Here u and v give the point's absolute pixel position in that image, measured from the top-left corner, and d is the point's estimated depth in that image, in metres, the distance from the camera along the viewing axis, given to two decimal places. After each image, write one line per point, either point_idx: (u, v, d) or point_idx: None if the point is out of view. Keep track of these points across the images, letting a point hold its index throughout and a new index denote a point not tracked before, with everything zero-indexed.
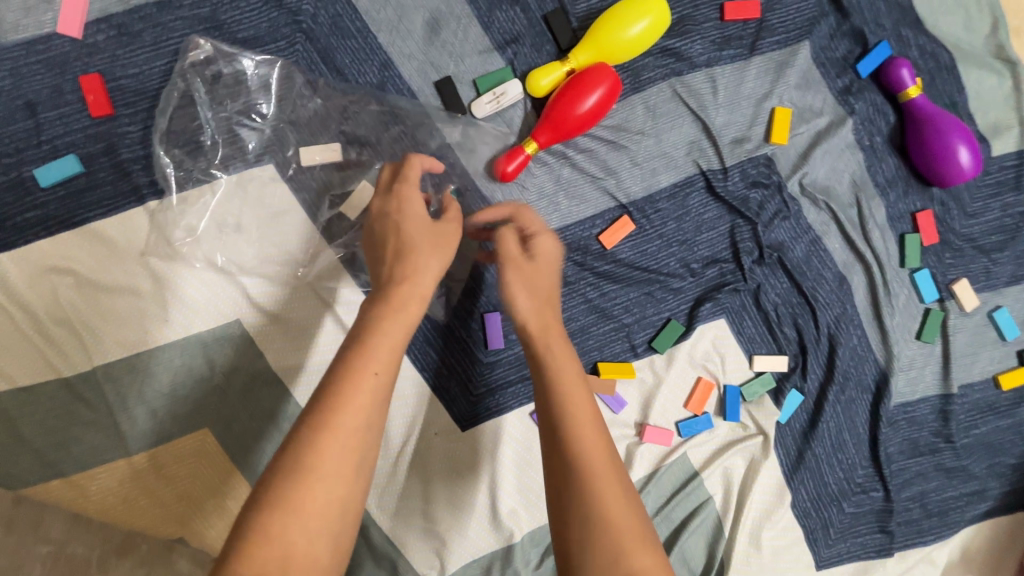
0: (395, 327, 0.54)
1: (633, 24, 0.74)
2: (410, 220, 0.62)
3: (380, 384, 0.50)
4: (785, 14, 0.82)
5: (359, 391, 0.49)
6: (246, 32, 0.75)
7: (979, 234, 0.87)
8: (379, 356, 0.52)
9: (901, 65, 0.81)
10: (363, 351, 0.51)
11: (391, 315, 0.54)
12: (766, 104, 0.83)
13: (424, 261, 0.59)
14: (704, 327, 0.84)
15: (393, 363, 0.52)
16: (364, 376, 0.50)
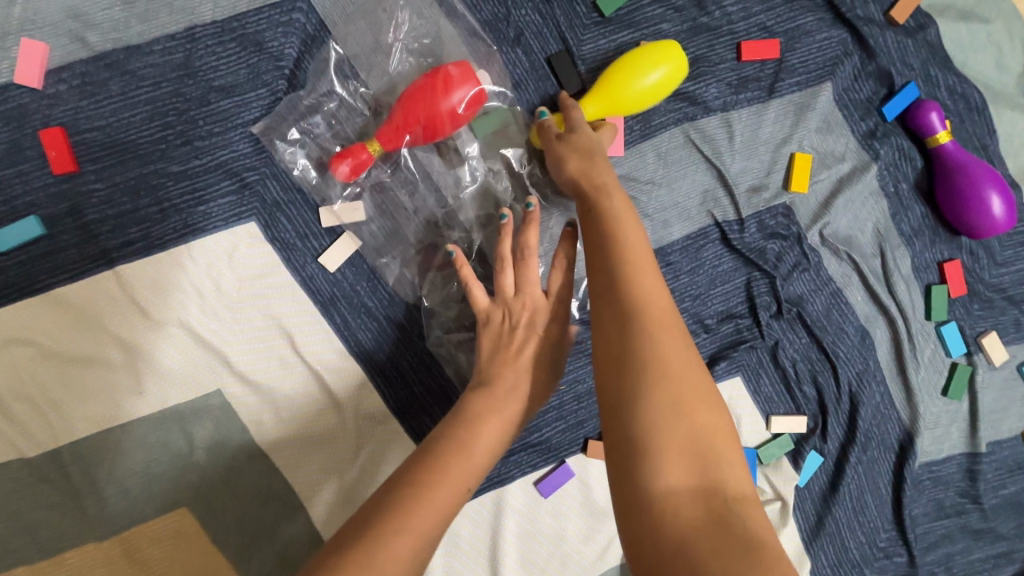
0: (496, 425, 0.57)
1: (648, 74, 0.69)
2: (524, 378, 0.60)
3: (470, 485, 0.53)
4: (806, 53, 0.76)
5: (456, 473, 0.52)
6: (222, 79, 0.69)
7: (1009, 285, 0.82)
8: (438, 496, 0.50)
9: (930, 109, 0.75)
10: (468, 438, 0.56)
11: (490, 414, 0.58)
12: (785, 149, 0.77)
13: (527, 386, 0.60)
14: (718, 387, 0.79)
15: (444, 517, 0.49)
16: (424, 509, 0.49)
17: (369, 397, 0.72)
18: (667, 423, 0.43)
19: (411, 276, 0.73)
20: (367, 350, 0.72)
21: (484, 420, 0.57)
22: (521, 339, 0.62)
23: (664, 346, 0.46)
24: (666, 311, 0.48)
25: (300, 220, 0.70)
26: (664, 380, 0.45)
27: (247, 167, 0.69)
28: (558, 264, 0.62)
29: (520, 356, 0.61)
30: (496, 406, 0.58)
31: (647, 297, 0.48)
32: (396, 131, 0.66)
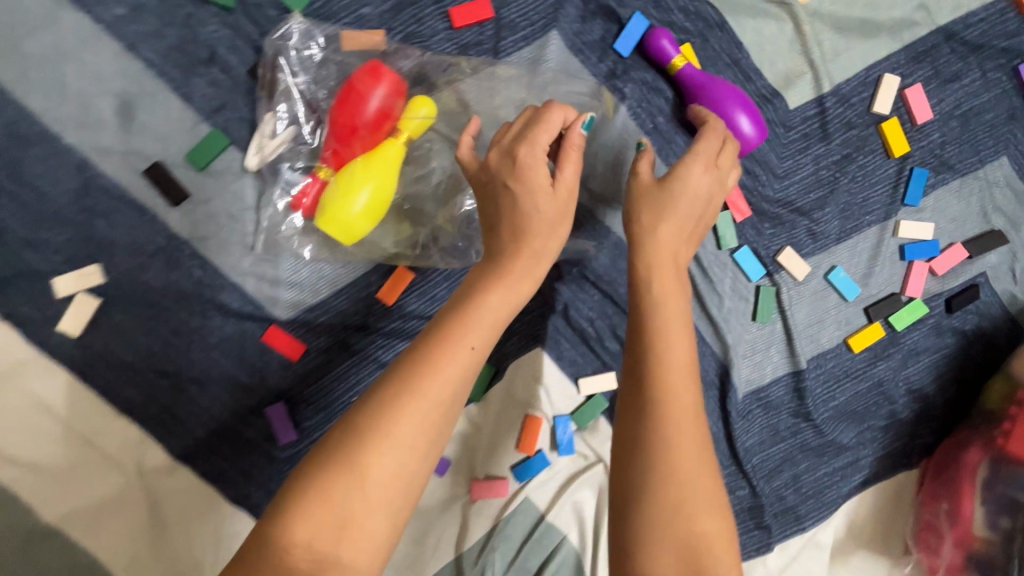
0: (503, 299, 0.54)
1: (357, 196, 0.65)
2: (535, 197, 0.57)
3: (473, 360, 0.50)
4: (522, 6, 0.73)
5: (453, 360, 0.49)
6: None
7: (795, 196, 0.80)
8: (472, 332, 0.51)
9: (660, 35, 0.73)
10: (465, 322, 0.51)
11: (502, 288, 0.54)
12: (528, 108, 0.74)
13: (547, 246, 0.57)
14: (514, 364, 0.79)
15: (486, 342, 0.52)
16: (462, 350, 0.50)
17: (153, 450, 0.71)
18: (671, 507, 0.49)
19: (167, 321, 0.71)
20: (140, 407, 0.71)
21: (492, 293, 0.54)
22: (522, 219, 0.56)
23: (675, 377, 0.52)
24: (685, 399, 0.51)
25: (31, 291, 0.68)
26: (672, 416, 0.50)
27: None
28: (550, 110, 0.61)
29: (527, 238, 0.56)
30: (505, 281, 0.55)
31: (673, 345, 0.53)
32: (346, 148, 0.68)
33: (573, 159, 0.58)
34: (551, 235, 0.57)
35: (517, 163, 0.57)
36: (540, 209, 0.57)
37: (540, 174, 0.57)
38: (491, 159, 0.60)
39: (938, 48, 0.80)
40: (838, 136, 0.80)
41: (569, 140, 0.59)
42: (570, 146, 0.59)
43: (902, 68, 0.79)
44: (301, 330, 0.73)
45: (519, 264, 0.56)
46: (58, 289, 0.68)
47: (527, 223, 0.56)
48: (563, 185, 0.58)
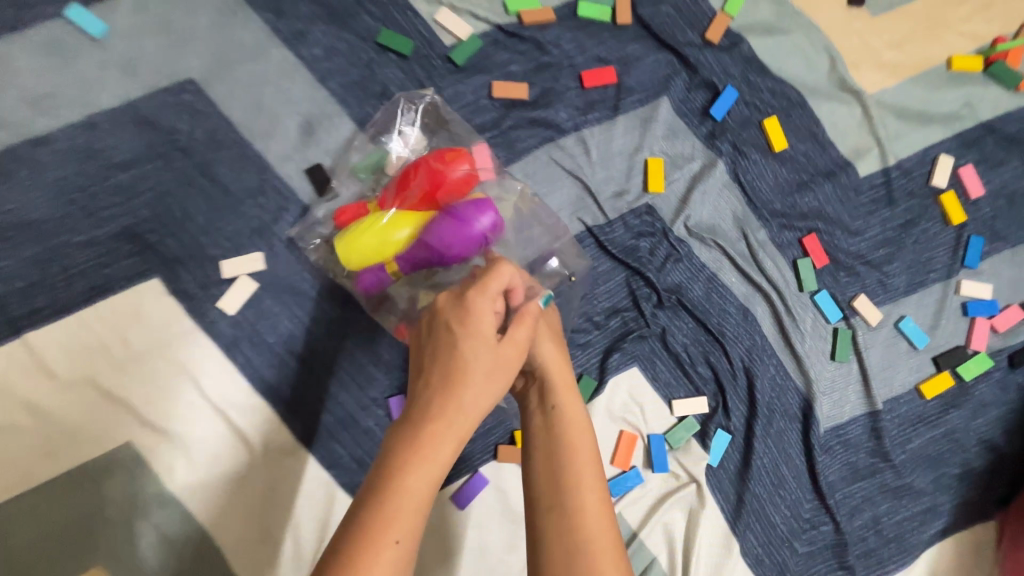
0: (430, 472, 0.47)
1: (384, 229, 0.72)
2: (476, 345, 0.51)
3: (397, 558, 0.43)
4: (640, 75, 0.88)
5: (373, 570, 0.42)
6: (121, 156, 0.77)
7: (867, 250, 0.90)
8: (400, 522, 0.44)
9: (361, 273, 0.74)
10: (391, 511, 0.44)
11: (421, 462, 0.47)
12: (639, 156, 0.87)
13: (479, 401, 0.50)
14: (617, 379, 0.84)
15: (418, 524, 0.45)
16: (384, 547, 0.43)
17: (276, 430, 0.76)
18: None
19: (310, 310, 0.79)
20: (272, 388, 0.76)
21: (417, 474, 0.46)
22: (454, 366, 0.51)
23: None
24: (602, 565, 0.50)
25: (199, 271, 0.77)
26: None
27: (147, 230, 0.76)
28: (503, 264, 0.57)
29: (455, 387, 0.50)
30: (425, 450, 0.47)
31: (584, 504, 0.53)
32: (397, 198, 0.74)
33: (529, 322, 0.55)
34: (480, 383, 0.51)
35: (464, 304, 0.53)
36: (478, 355, 0.51)
37: (486, 322, 0.53)
38: (441, 298, 0.55)
39: (984, 138, 0.94)
40: (902, 203, 0.91)
41: (523, 312, 0.55)
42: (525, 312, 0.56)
43: (954, 152, 0.93)
44: None
45: (439, 426, 0.48)
46: (223, 269, 0.77)
47: (463, 367, 0.51)
48: (508, 346, 0.53)
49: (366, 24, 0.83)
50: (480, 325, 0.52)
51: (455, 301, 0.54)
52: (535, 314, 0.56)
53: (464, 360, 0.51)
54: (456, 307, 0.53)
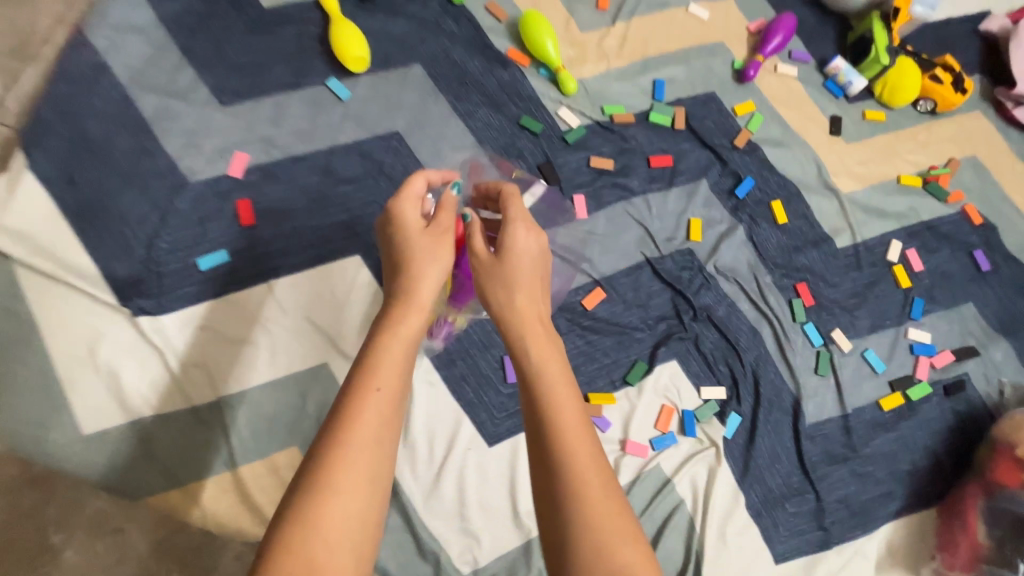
0: (403, 339, 0.71)
1: None
2: (413, 239, 0.81)
3: (380, 398, 0.66)
4: (688, 162, 1.29)
5: (366, 406, 0.65)
6: (347, 174, 1.16)
7: (842, 299, 1.27)
8: (380, 378, 0.68)
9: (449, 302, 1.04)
10: (371, 374, 0.68)
11: (403, 332, 0.72)
12: (685, 216, 1.26)
13: (426, 271, 0.78)
14: (662, 366, 1.16)
15: (392, 377, 0.68)
16: (369, 393, 0.66)
17: (425, 367, 1.07)
18: (570, 459, 0.63)
19: None
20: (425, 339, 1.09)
21: (392, 347, 0.71)
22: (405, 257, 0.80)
23: (565, 407, 0.67)
24: (560, 396, 0.68)
25: None
26: (554, 409, 0.67)
27: (357, 223, 1.13)
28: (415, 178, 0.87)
29: (408, 277, 0.77)
30: (399, 321, 0.73)
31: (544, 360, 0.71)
32: None
33: (447, 208, 0.86)
34: (428, 262, 0.79)
35: (393, 213, 0.84)
36: (418, 247, 0.80)
37: (410, 215, 0.83)
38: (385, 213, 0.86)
39: (924, 232, 1.33)
40: (867, 269, 1.29)
41: (443, 202, 0.86)
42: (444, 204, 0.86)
43: (903, 239, 1.32)
44: None
45: (410, 308, 0.74)
46: None
47: (412, 257, 0.79)
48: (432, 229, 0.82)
49: (512, 110, 1.25)
50: (398, 207, 0.84)
51: (387, 216, 0.85)
52: (452, 204, 0.86)
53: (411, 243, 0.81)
54: (391, 216, 0.85)
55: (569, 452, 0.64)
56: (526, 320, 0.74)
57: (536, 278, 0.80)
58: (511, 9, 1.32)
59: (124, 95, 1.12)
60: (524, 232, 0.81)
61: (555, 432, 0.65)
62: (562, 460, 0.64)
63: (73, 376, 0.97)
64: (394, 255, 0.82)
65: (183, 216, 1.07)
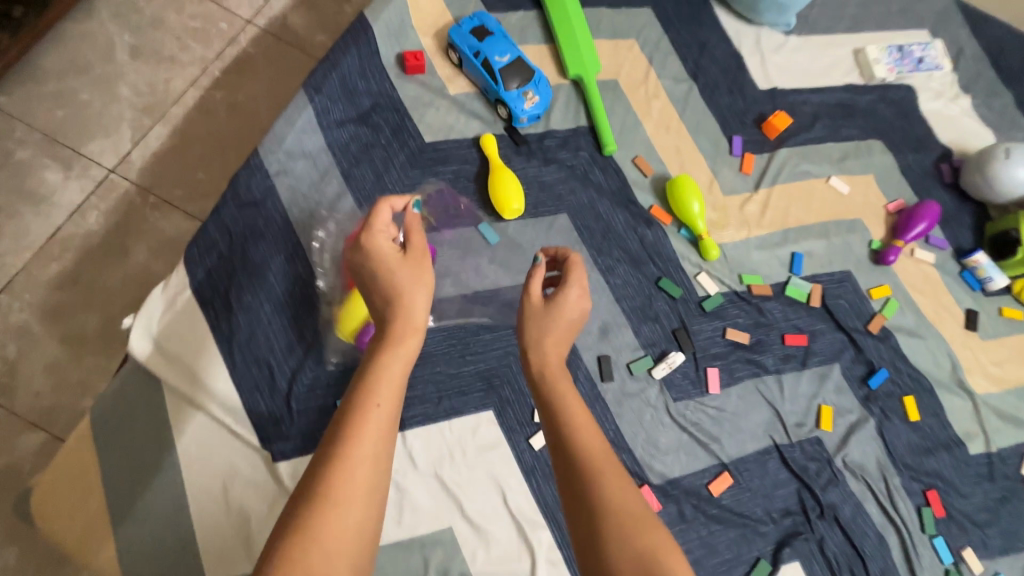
0: (396, 364, 0.75)
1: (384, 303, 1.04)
2: (393, 270, 0.82)
3: (379, 415, 0.70)
4: (823, 344, 1.26)
5: (367, 421, 0.69)
6: (488, 322, 1.16)
7: (973, 512, 1.21)
8: (379, 395, 0.71)
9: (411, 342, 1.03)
10: (373, 389, 0.72)
11: (393, 364, 0.74)
12: (815, 401, 1.23)
13: (418, 303, 0.80)
14: (785, 568, 1.11)
15: (391, 400, 0.72)
16: (369, 408, 0.69)
17: (550, 544, 1.04)
18: (602, 483, 0.66)
19: None
20: (553, 510, 1.06)
21: (391, 366, 0.74)
22: (395, 293, 0.81)
23: (592, 445, 0.69)
24: (583, 419, 0.72)
25: (521, 412, 1.11)
26: (574, 433, 0.70)
27: (494, 376, 1.12)
28: (380, 207, 0.87)
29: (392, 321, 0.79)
30: (399, 351, 0.76)
31: (567, 401, 0.73)
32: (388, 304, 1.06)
33: (417, 232, 0.87)
34: (413, 296, 0.80)
35: (365, 245, 0.84)
36: (401, 278, 0.80)
37: (381, 246, 0.84)
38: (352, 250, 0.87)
39: None
40: (999, 481, 1.23)
41: (411, 232, 0.87)
42: (415, 233, 0.87)
43: None
44: (661, 494, 1.11)
45: (404, 344, 0.76)
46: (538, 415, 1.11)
47: (391, 295, 0.80)
48: (409, 258, 0.83)
49: (652, 270, 1.25)
50: (371, 246, 0.83)
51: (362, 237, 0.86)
52: (417, 229, 0.88)
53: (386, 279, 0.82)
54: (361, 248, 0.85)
55: (599, 481, 0.66)
56: (553, 374, 0.77)
57: (562, 352, 0.80)
58: (657, 164, 1.32)
59: (286, 221, 1.13)
60: (575, 293, 0.81)
61: (568, 424, 0.71)
62: (591, 481, 0.66)
63: (206, 515, 0.95)
64: (372, 288, 0.83)
65: (328, 352, 1.07)
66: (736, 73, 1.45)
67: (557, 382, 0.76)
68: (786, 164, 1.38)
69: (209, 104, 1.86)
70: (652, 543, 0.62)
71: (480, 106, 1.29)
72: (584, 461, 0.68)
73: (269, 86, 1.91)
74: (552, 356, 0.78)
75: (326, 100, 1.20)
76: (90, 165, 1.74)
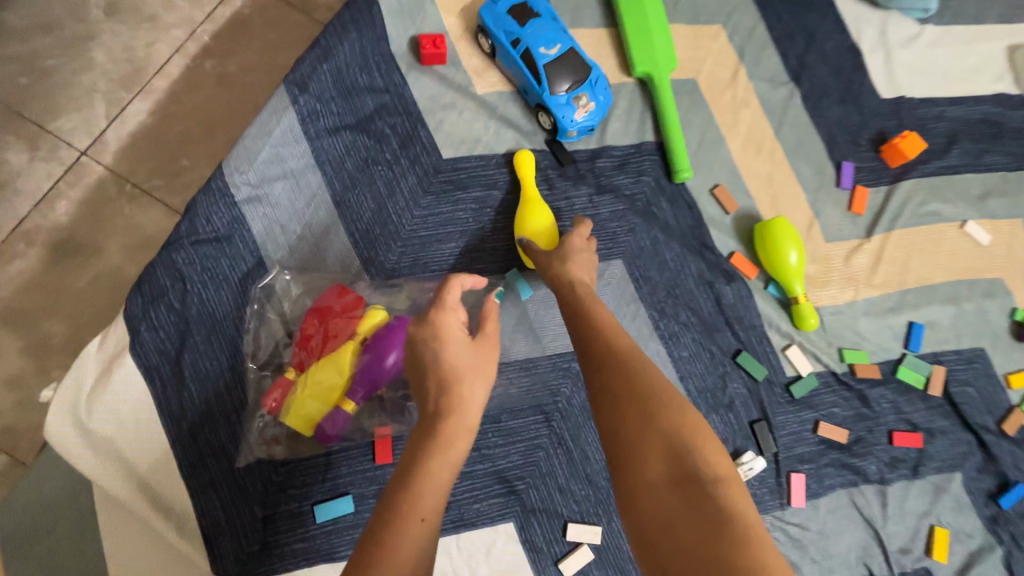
0: (452, 457, 0.57)
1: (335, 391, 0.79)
2: (450, 351, 0.63)
3: (424, 531, 0.52)
4: (943, 445, 0.98)
5: (415, 511, 0.53)
6: (512, 403, 0.89)
7: None
8: (426, 500, 0.54)
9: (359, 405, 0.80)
10: (416, 495, 0.54)
11: (439, 453, 0.56)
12: (926, 520, 0.95)
13: (474, 396, 0.61)
14: None
15: (436, 508, 0.54)
16: (412, 523, 0.52)
17: None
18: (669, 448, 0.55)
19: None
20: None
21: (438, 469, 0.55)
22: (447, 374, 0.62)
23: (654, 376, 0.61)
24: (652, 375, 0.62)
25: (549, 527, 0.86)
26: (639, 395, 0.59)
27: (517, 476, 0.87)
28: (453, 283, 0.68)
29: (449, 394, 0.61)
30: (445, 444, 0.57)
31: (621, 340, 0.66)
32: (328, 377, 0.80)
33: (494, 318, 0.68)
34: (474, 385, 0.62)
35: (431, 323, 0.65)
36: (457, 359, 0.63)
37: (452, 331, 0.65)
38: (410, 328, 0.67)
39: None
40: None
41: (489, 312, 0.67)
42: (489, 314, 0.67)
43: None
44: None
45: (455, 419, 0.59)
46: (569, 532, 0.86)
47: (441, 367, 0.62)
48: (478, 347, 0.65)
49: (727, 340, 0.96)
50: (441, 332, 0.64)
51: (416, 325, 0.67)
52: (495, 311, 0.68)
53: (441, 361, 0.63)
54: (421, 327, 0.66)
55: (666, 416, 0.57)
56: (606, 345, 0.66)
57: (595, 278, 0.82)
58: (742, 198, 1.02)
59: (257, 262, 0.87)
60: (580, 240, 0.85)
61: (638, 391, 0.60)
62: (657, 435, 0.56)
63: None
64: (420, 366, 0.64)
65: (303, 438, 0.83)
66: (852, 75, 1.11)
67: (615, 339, 0.66)
68: (910, 202, 1.06)
69: (196, 75, 1.25)
70: (675, 424, 0.57)
71: (516, 111, 0.99)
72: (656, 438, 0.56)
73: (271, 54, 1.28)
74: (614, 351, 0.65)
75: (314, 100, 0.92)
76: (57, 144, 1.17)
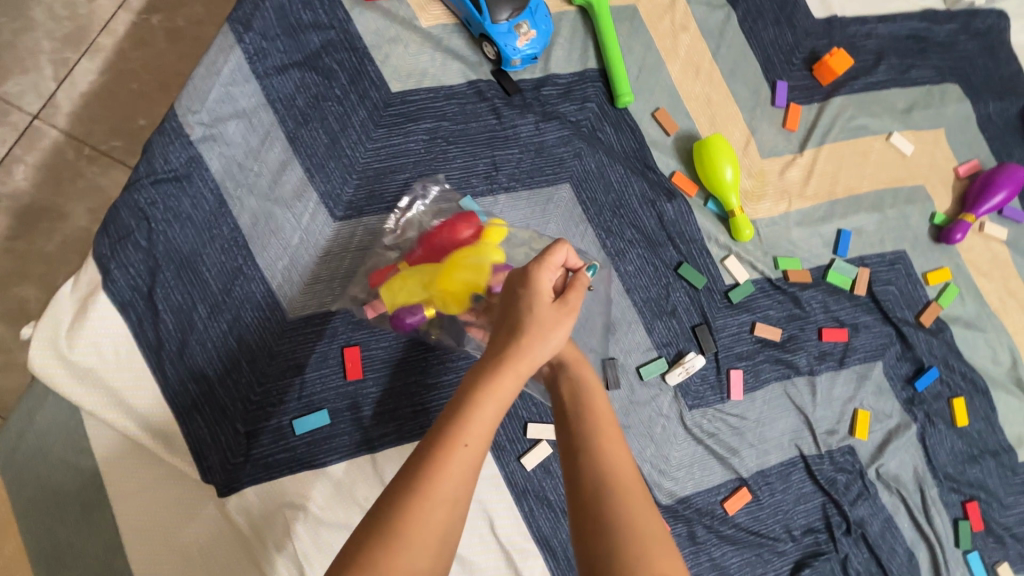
0: (505, 398, 0.57)
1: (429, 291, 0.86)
2: (535, 302, 0.63)
3: (469, 456, 0.51)
4: (867, 338, 1.08)
5: (457, 447, 0.51)
6: None
7: (1014, 524, 1.08)
8: (472, 429, 0.53)
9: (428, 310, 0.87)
10: (464, 423, 0.53)
11: (493, 392, 0.56)
12: (850, 405, 1.06)
13: (541, 353, 0.60)
14: None
15: (483, 437, 0.53)
16: (456, 446, 0.51)
17: None
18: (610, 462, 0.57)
19: None
20: (546, 535, 0.93)
21: (488, 404, 0.55)
22: (522, 324, 0.61)
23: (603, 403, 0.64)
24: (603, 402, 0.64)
25: (510, 428, 0.95)
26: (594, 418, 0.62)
27: None
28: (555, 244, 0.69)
29: (517, 342, 0.60)
30: (501, 382, 0.57)
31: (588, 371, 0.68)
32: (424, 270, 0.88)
33: (581, 289, 0.67)
34: (545, 337, 0.61)
35: (525, 274, 0.66)
36: (542, 313, 0.62)
37: (545, 286, 0.65)
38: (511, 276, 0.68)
39: None
40: None
41: (576, 279, 0.67)
42: (577, 281, 0.68)
43: None
44: (669, 515, 0.98)
45: (521, 364, 0.58)
46: (529, 431, 0.95)
47: (526, 317, 0.62)
48: (563, 305, 0.64)
49: (670, 254, 1.04)
50: (535, 287, 0.64)
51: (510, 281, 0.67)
52: (584, 283, 0.68)
53: (528, 312, 0.62)
54: (518, 278, 0.67)
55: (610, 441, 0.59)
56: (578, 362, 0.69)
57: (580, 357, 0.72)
58: (682, 120, 1.08)
59: (218, 198, 0.91)
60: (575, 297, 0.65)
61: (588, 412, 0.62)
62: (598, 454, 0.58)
63: (141, 558, 0.83)
64: (507, 314, 0.64)
65: (277, 361, 0.89)
66: None
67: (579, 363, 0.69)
68: (840, 117, 1.12)
69: (141, 32, 1.23)
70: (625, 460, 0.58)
71: (462, 43, 1.02)
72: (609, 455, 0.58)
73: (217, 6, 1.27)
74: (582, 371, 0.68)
75: (260, 38, 0.94)
76: (6, 108, 1.16)
